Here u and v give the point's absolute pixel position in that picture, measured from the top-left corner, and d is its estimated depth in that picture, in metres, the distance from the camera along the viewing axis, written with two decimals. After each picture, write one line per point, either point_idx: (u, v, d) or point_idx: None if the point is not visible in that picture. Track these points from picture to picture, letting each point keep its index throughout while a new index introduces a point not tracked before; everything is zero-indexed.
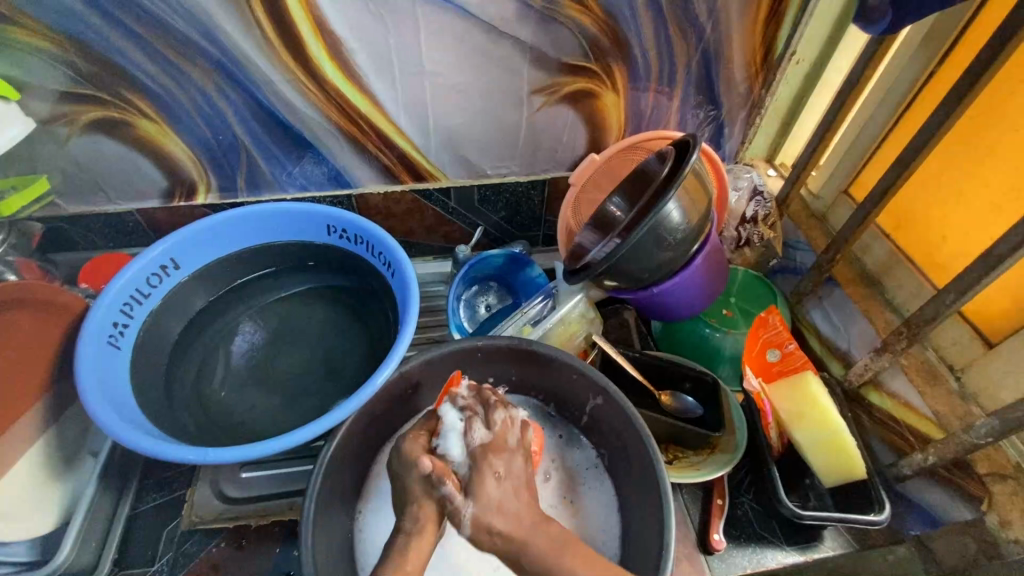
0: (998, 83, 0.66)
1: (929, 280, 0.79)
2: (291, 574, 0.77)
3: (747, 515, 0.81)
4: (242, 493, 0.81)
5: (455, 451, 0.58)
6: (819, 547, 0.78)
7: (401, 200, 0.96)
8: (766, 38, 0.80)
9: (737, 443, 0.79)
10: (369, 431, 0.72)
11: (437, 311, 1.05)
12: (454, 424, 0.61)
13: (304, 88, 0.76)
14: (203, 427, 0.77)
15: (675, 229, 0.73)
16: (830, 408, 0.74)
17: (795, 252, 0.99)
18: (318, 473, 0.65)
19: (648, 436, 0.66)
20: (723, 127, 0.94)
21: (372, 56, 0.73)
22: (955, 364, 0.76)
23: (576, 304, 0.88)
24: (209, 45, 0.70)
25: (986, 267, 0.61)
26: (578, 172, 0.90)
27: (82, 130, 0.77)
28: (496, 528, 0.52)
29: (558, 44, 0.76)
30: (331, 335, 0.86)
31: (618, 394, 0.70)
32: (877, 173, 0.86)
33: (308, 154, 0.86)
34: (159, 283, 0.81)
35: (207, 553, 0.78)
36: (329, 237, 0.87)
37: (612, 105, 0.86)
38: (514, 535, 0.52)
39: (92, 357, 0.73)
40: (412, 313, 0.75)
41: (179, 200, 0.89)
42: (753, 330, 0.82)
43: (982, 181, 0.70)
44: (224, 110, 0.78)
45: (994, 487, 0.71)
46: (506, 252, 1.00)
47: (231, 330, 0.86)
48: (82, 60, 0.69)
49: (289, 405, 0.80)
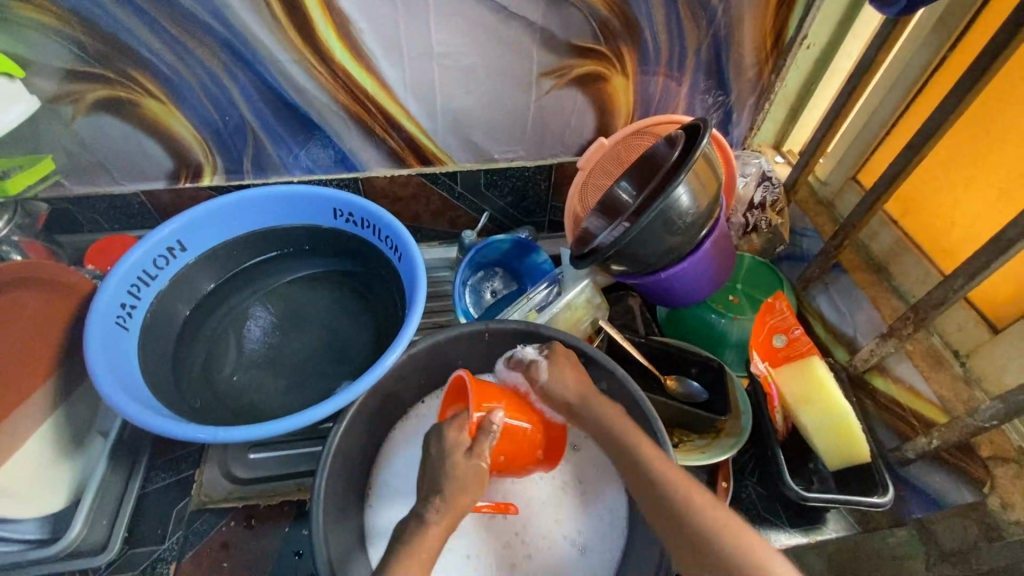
0: (1012, 67, 0.65)
1: (937, 266, 0.79)
2: (300, 553, 0.78)
3: (751, 497, 0.82)
4: (248, 474, 0.82)
5: (531, 350, 0.71)
6: (823, 530, 0.79)
7: (407, 184, 0.95)
8: (777, 22, 0.80)
9: (743, 427, 0.80)
10: (376, 412, 0.73)
11: (443, 295, 1.05)
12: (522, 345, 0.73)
13: (312, 69, 0.76)
14: (212, 409, 0.77)
15: (684, 214, 0.73)
16: (835, 393, 0.75)
17: (801, 239, 0.99)
18: (327, 452, 0.66)
19: (652, 412, 0.67)
20: (732, 113, 0.94)
21: (381, 36, 0.73)
22: (960, 349, 0.77)
23: (582, 290, 0.89)
24: (217, 24, 0.69)
25: (995, 252, 0.61)
26: (586, 156, 0.89)
27: (88, 109, 0.77)
28: (562, 396, 0.67)
29: (568, 26, 0.76)
30: (338, 318, 0.86)
31: (624, 377, 0.70)
32: (884, 161, 0.86)
33: (315, 137, 0.85)
34: (166, 265, 0.81)
35: (217, 532, 0.79)
36: (335, 221, 0.86)
37: (621, 89, 0.86)
38: (578, 405, 0.66)
39: (102, 337, 0.73)
40: (420, 296, 0.75)
41: (185, 181, 0.89)
42: (759, 315, 0.81)
43: (991, 167, 0.71)
44: (231, 90, 0.77)
45: (995, 470, 0.73)
46: (513, 238, 0.99)
47: (238, 310, 0.86)
48: (87, 37, 0.69)
49: (297, 387, 0.80)
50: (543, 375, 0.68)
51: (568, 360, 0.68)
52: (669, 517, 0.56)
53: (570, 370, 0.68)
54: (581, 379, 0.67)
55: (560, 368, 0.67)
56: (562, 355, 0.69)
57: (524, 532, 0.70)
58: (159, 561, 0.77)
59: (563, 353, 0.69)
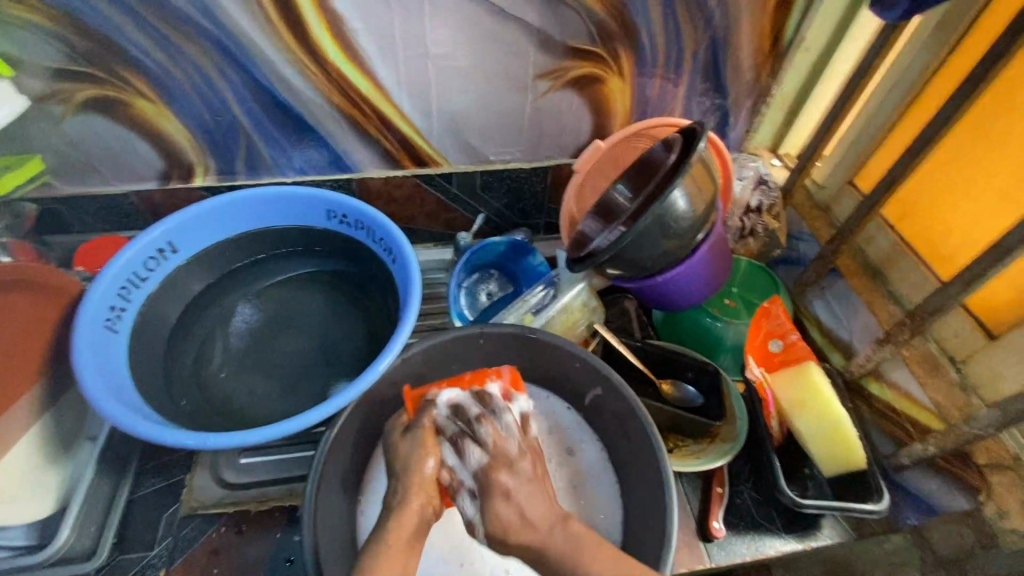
0: (1012, 73, 0.65)
1: (934, 272, 0.78)
2: (292, 560, 0.77)
3: (746, 503, 0.81)
4: (240, 479, 0.81)
5: (467, 477, 0.67)
6: (817, 536, 0.78)
7: (402, 185, 0.95)
8: (775, 25, 0.79)
9: (738, 433, 0.78)
10: (369, 417, 0.72)
11: (438, 297, 1.04)
12: (456, 461, 0.67)
13: (306, 70, 0.75)
14: (203, 414, 0.76)
15: (681, 218, 0.72)
16: (832, 399, 0.75)
17: (798, 243, 0.99)
18: (320, 456, 0.65)
19: (643, 410, 0.67)
20: (729, 116, 0.93)
21: (376, 36, 0.72)
22: (956, 355, 0.76)
23: (577, 293, 0.87)
24: (207, 23, 0.68)
25: (993, 259, 0.61)
26: (582, 160, 0.87)
27: (77, 109, 0.76)
28: (511, 541, 0.62)
29: (565, 28, 0.75)
30: (331, 321, 0.85)
31: (619, 383, 0.69)
32: (881, 165, 0.86)
33: (309, 138, 0.84)
34: (157, 267, 0.80)
35: (207, 538, 0.78)
36: (329, 223, 0.86)
37: (618, 91, 0.85)
38: (532, 545, 0.61)
39: (91, 341, 0.72)
40: (415, 300, 0.74)
41: (176, 182, 0.88)
42: (756, 320, 0.82)
43: (989, 173, 0.70)
44: (223, 90, 0.76)
45: (992, 478, 0.71)
46: (508, 239, 0.99)
47: (229, 313, 0.85)
48: (76, 36, 0.68)
49: (289, 391, 0.79)
50: (488, 527, 0.63)
51: (507, 512, 0.62)
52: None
53: (517, 502, 0.62)
54: (529, 517, 0.62)
55: (503, 508, 0.62)
56: (501, 500, 0.63)
57: None
58: (147, 568, 0.76)
59: (501, 500, 0.63)
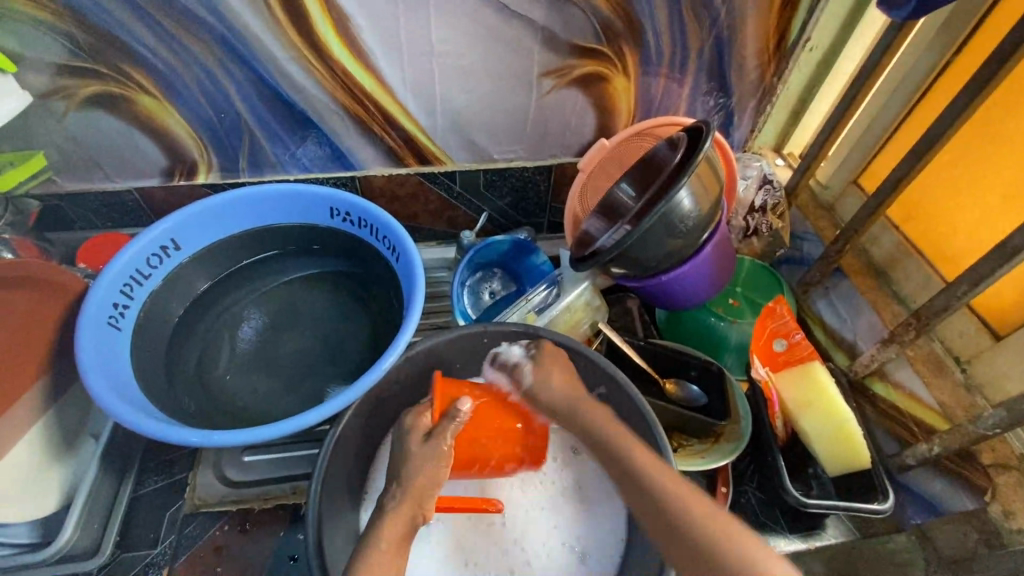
0: (1018, 74, 0.65)
1: (938, 272, 0.79)
2: (296, 559, 0.76)
3: (751, 503, 0.81)
4: (245, 476, 0.81)
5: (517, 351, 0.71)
6: (822, 535, 0.79)
7: (405, 183, 0.94)
8: (780, 24, 0.79)
9: (742, 432, 0.79)
10: (373, 416, 0.72)
11: (440, 296, 1.04)
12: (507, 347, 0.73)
13: (311, 67, 0.74)
14: (205, 412, 0.76)
15: (686, 217, 0.72)
16: (837, 399, 0.74)
17: (802, 242, 0.99)
18: (324, 455, 0.65)
19: (650, 412, 0.67)
20: (733, 115, 0.93)
21: (380, 33, 0.72)
22: (961, 356, 0.77)
23: (581, 292, 0.88)
24: (211, 18, 0.68)
25: (1000, 259, 0.61)
26: (586, 159, 0.88)
27: (81, 105, 0.75)
28: (552, 389, 0.66)
29: (570, 25, 0.75)
30: (334, 319, 0.85)
31: (624, 382, 0.70)
32: (886, 165, 0.86)
33: (312, 135, 0.84)
34: (159, 264, 0.80)
35: (210, 537, 0.77)
36: (332, 221, 0.85)
37: (623, 90, 0.85)
38: (571, 396, 0.65)
39: (94, 339, 0.72)
40: (419, 299, 0.74)
41: (179, 179, 0.87)
42: (760, 320, 0.81)
43: (995, 172, 0.70)
44: (227, 87, 0.76)
45: (998, 477, 0.73)
46: (511, 238, 0.99)
47: (232, 311, 0.84)
48: (79, 31, 0.67)
49: (291, 388, 0.79)
50: (529, 375, 0.67)
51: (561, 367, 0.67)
52: (666, 531, 0.53)
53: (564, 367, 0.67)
54: (572, 378, 0.67)
55: (553, 364, 0.67)
56: (553, 358, 0.68)
57: (522, 538, 0.70)
58: (150, 566, 0.76)
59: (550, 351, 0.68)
